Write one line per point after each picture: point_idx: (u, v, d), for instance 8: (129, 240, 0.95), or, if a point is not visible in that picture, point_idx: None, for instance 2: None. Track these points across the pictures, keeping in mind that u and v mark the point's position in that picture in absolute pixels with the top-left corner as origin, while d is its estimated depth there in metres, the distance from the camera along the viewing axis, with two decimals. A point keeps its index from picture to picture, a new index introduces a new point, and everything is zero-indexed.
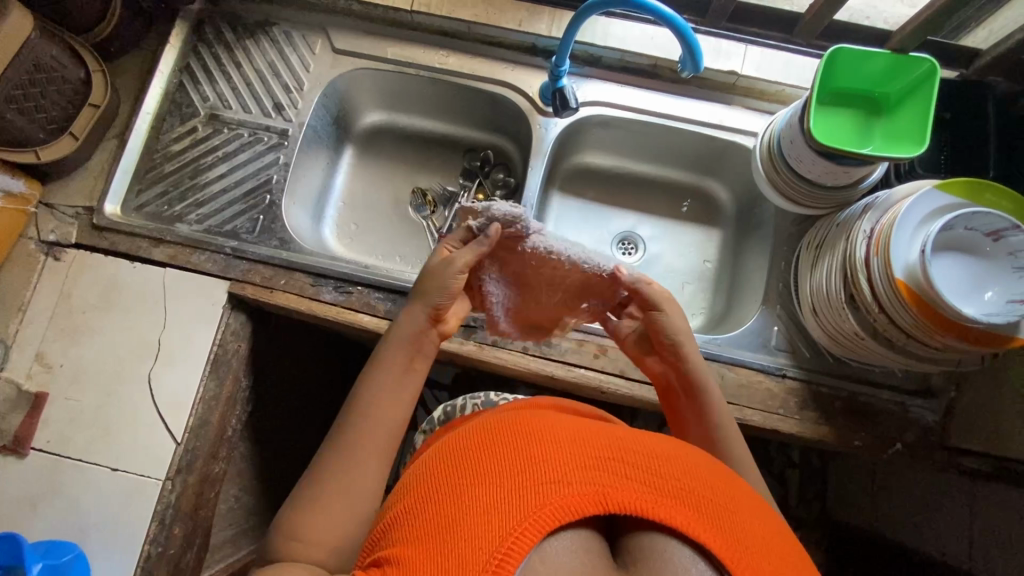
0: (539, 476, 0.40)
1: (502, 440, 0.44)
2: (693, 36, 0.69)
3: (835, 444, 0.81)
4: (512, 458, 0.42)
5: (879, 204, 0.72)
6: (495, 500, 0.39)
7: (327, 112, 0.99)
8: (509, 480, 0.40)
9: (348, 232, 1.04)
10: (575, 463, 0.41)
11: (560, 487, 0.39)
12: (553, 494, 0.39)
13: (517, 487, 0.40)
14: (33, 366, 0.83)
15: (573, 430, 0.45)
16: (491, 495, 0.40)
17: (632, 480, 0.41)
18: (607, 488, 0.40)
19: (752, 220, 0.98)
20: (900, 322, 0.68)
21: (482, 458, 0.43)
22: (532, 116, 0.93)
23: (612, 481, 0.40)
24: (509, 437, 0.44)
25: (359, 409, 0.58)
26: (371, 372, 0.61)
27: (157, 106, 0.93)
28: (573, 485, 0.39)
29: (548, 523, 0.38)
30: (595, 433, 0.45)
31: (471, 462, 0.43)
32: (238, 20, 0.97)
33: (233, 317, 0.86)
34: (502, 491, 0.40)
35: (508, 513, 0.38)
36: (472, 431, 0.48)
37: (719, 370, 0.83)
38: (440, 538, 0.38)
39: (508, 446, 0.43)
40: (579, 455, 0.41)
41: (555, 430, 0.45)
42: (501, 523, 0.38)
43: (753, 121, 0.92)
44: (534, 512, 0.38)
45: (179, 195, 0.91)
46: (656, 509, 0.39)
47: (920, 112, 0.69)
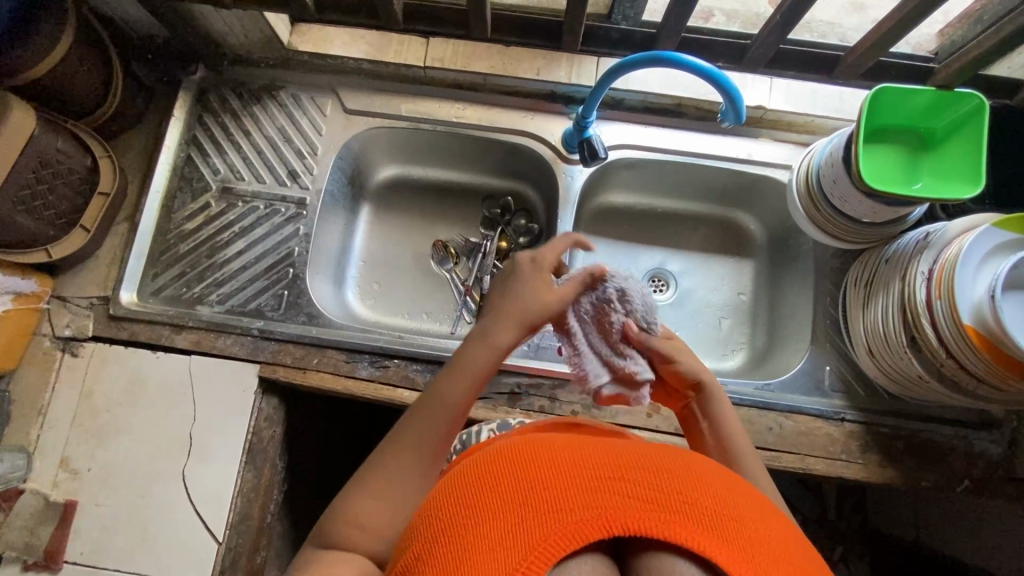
0: (540, 501, 0.35)
1: (493, 465, 0.39)
2: (734, 87, 0.65)
3: (902, 486, 0.79)
4: (504, 490, 0.37)
5: (934, 242, 0.70)
6: (491, 533, 0.34)
7: (342, 174, 0.95)
8: (502, 512, 0.35)
9: (371, 292, 1.00)
10: (575, 486, 0.35)
11: (561, 514, 0.34)
12: (554, 522, 0.34)
13: (516, 518, 0.34)
14: (58, 472, 0.79)
15: (566, 449, 0.40)
16: (487, 529, 0.34)
17: (635, 498, 0.35)
18: (612, 509, 0.34)
19: (787, 251, 0.96)
20: (972, 368, 0.66)
21: (472, 488, 0.38)
22: (556, 164, 0.90)
23: (613, 499, 0.35)
24: (500, 466, 0.39)
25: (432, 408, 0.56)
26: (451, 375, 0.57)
27: (166, 183, 0.89)
28: (575, 509, 0.34)
29: (553, 553, 0.33)
30: (588, 452, 0.40)
31: (460, 496, 0.38)
32: (242, 86, 0.93)
33: (265, 402, 0.82)
34: (496, 526, 0.34)
35: (505, 549, 0.33)
36: (464, 465, 0.43)
37: (777, 418, 0.80)
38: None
39: (497, 476, 0.38)
40: (578, 476, 0.36)
41: (548, 454, 0.39)
42: (498, 559, 0.32)
43: (785, 154, 0.89)
44: (536, 544, 0.33)
45: (197, 275, 0.87)
46: (665, 527, 0.34)
47: (972, 148, 0.66)
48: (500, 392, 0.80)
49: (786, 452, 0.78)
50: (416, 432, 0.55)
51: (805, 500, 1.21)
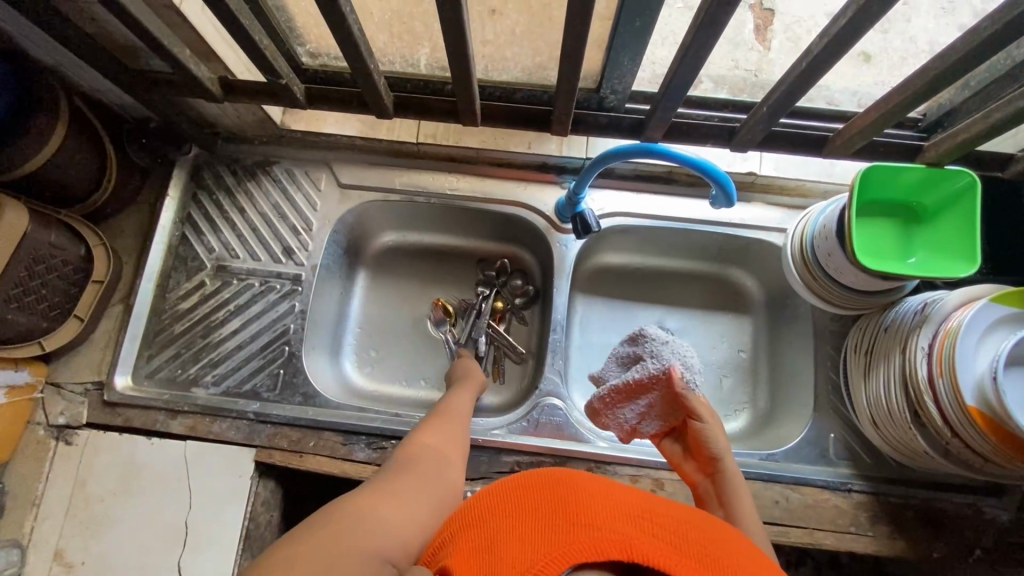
0: (574, 518, 0.42)
1: (540, 486, 0.47)
2: (723, 174, 0.65)
3: (914, 557, 0.77)
4: (547, 502, 0.44)
5: (933, 317, 0.69)
6: (526, 535, 0.41)
7: (337, 245, 0.95)
8: (540, 519, 0.43)
9: (368, 360, 1.00)
10: (606, 514, 0.42)
11: (589, 529, 0.40)
12: (582, 535, 0.40)
13: (552, 525, 0.41)
14: (52, 566, 0.77)
15: (606, 484, 0.47)
16: (524, 529, 0.42)
17: (658, 540, 0.41)
18: (633, 540, 0.40)
19: (786, 310, 0.95)
20: (978, 448, 0.65)
21: (520, 498, 0.46)
22: (550, 234, 0.90)
23: (638, 535, 0.41)
24: (548, 485, 0.46)
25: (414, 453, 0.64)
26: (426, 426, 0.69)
27: (161, 263, 0.90)
28: (602, 529, 0.40)
29: (572, 558, 0.39)
30: (625, 492, 0.46)
31: (507, 504, 0.46)
32: (236, 163, 0.94)
33: (262, 486, 0.81)
34: (533, 530, 0.42)
35: (534, 548, 0.40)
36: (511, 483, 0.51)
37: (782, 491, 0.78)
38: (484, 552, 0.41)
39: (542, 494, 0.45)
40: (613, 508, 0.43)
41: (588, 485, 0.46)
42: (526, 556, 0.39)
43: (777, 218, 0.89)
44: (563, 545, 0.39)
45: (192, 356, 0.86)
46: (676, 566, 0.39)
47: (966, 224, 0.66)
48: (500, 471, 0.79)
49: (793, 526, 0.77)
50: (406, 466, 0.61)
51: None
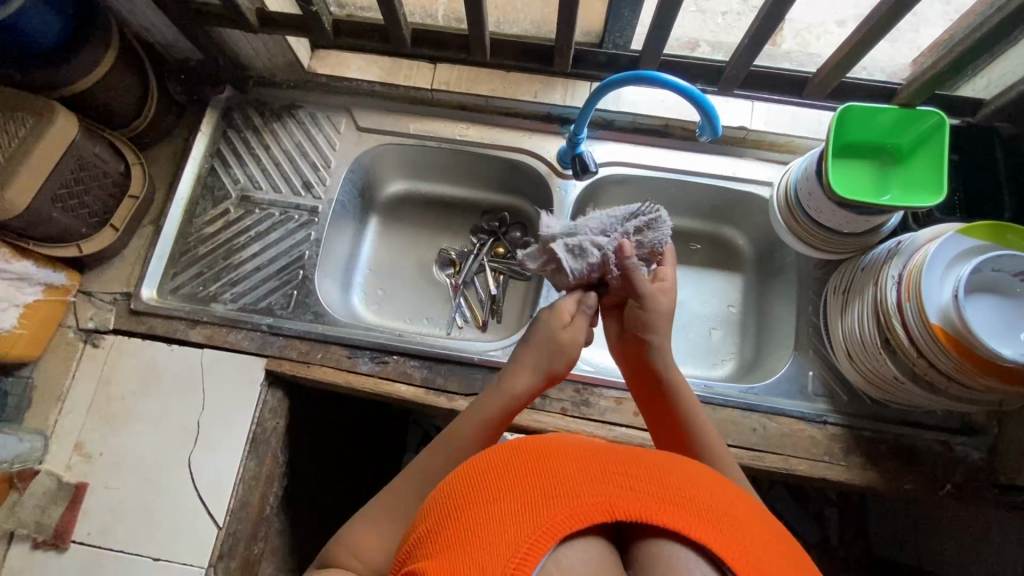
0: (547, 488, 0.38)
1: (505, 457, 0.41)
2: (710, 105, 0.72)
3: (885, 489, 0.80)
4: (521, 472, 0.40)
5: (904, 249, 0.74)
6: (504, 514, 0.37)
7: (352, 186, 1.02)
8: (517, 492, 0.38)
9: (375, 298, 1.05)
10: (584, 475, 0.39)
11: (569, 497, 0.38)
12: (560, 504, 0.37)
13: (529, 501, 0.38)
14: (72, 456, 0.83)
15: (576, 442, 0.43)
16: (501, 509, 0.38)
17: (640, 491, 0.39)
18: (616, 499, 0.38)
19: (773, 264, 0.99)
20: (942, 366, 0.69)
21: (483, 469, 0.41)
22: (551, 179, 0.96)
23: (617, 490, 0.39)
24: (510, 452, 0.41)
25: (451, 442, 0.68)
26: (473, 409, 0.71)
27: (190, 191, 0.97)
28: (582, 495, 0.38)
29: (559, 531, 0.36)
30: (594, 448, 0.43)
31: (476, 480, 0.41)
32: (264, 105, 1.01)
33: (270, 395, 0.86)
34: (509, 505, 0.38)
35: (517, 525, 0.37)
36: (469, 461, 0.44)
37: (760, 420, 0.83)
38: (455, 556, 0.36)
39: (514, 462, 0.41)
40: (586, 466, 0.40)
41: (564, 448, 0.42)
42: (509, 535, 0.36)
43: (766, 172, 0.95)
44: (542, 522, 0.37)
45: (213, 275, 0.93)
46: (659, 515, 0.38)
47: (934, 161, 0.72)
48: None
49: (770, 452, 0.81)
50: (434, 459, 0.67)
51: (803, 522, 1.22)
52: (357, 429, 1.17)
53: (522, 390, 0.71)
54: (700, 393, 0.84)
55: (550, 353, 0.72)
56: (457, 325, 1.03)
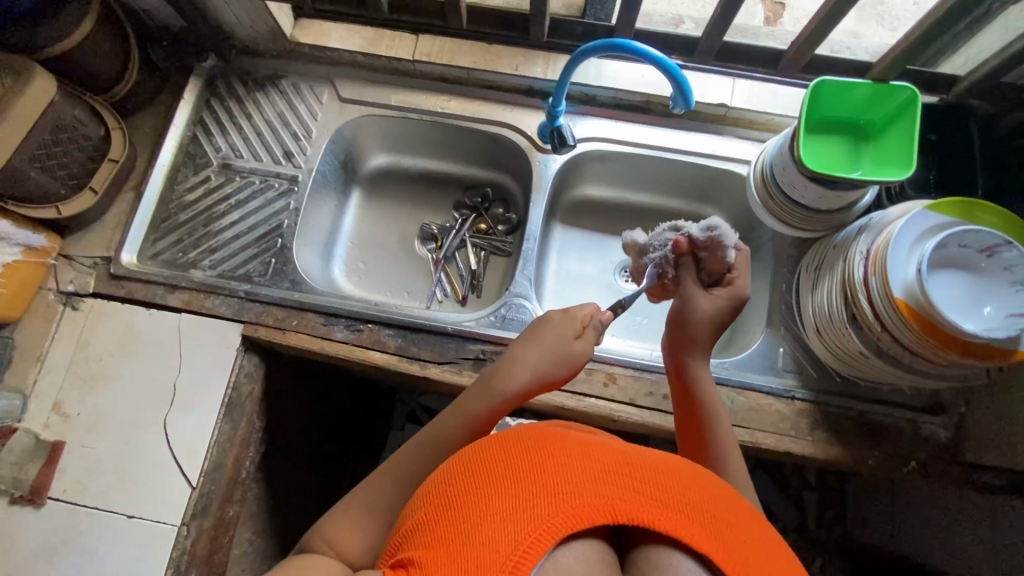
0: (550, 486, 0.39)
1: (512, 454, 0.42)
2: (683, 76, 0.72)
3: (849, 464, 0.81)
4: (526, 469, 0.41)
5: (873, 225, 0.74)
6: (505, 510, 0.38)
7: (334, 157, 1.02)
8: (520, 488, 0.39)
9: (356, 270, 1.06)
10: (587, 474, 0.40)
11: (572, 497, 0.39)
12: (564, 503, 0.38)
13: (531, 497, 0.39)
14: (50, 415, 0.84)
15: (582, 441, 0.44)
16: (503, 504, 0.39)
17: (641, 494, 0.40)
18: (617, 501, 0.39)
19: (751, 244, 1.00)
20: (904, 340, 0.69)
21: (491, 464, 0.42)
22: (531, 153, 0.97)
23: (619, 492, 0.39)
24: (519, 450, 0.42)
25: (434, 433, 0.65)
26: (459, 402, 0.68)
27: (172, 158, 0.97)
28: (585, 495, 0.39)
29: (559, 531, 0.37)
30: (599, 447, 0.43)
31: (480, 472, 0.42)
32: (248, 75, 1.02)
33: (246, 360, 0.87)
34: (512, 501, 0.39)
35: (518, 521, 0.38)
36: (475, 452, 0.45)
37: (728, 394, 0.83)
38: (454, 548, 0.37)
39: (521, 458, 0.42)
40: (591, 465, 0.41)
41: (569, 446, 0.43)
42: (510, 531, 0.37)
43: (745, 150, 0.95)
44: (545, 520, 0.37)
45: (194, 242, 0.94)
46: (660, 521, 0.39)
47: (905, 136, 0.72)
48: (465, 358, 0.85)
49: (736, 425, 0.81)
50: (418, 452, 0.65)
51: (782, 506, 1.23)
52: (340, 403, 1.18)
53: (515, 387, 0.68)
54: None
55: (556, 360, 0.70)
56: (437, 300, 1.03)
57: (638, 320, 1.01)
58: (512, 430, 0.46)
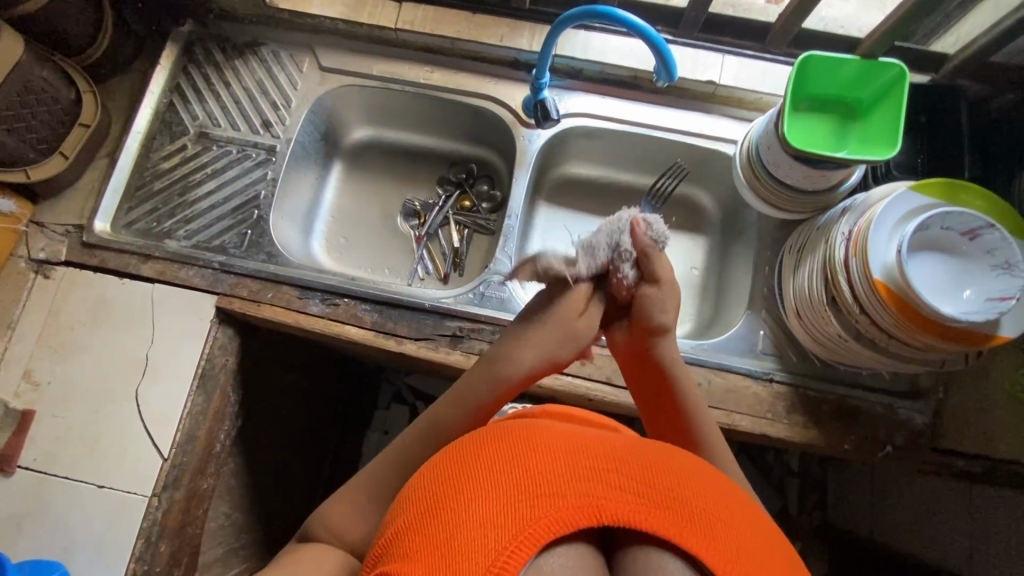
0: (537, 489, 0.41)
1: (497, 455, 0.44)
2: (667, 47, 0.70)
3: (825, 448, 0.81)
4: (513, 469, 0.42)
5: (856, 206, 0.72)
6: (489, 514, 0.40)
7: (315, 129, 1.00)
8: (507, 492, 0.41)
9: (337, 245, 1.04)
10: (570, 474, 0.41)
11: (558, 499, 0.40)
12: (549, 506, 0.40)
13: (517, 501, 0.40)
14: (20, 384, 0.83)
15: (564, 436, 0.45)
16: (488, 508, 0.40)
17: (625, 492, 0.41)
18: (601, 500, 0.41)
19: (737, 226, 0.98)
20: (882, 323, 0.69)
21: (474, 467, 0.44)
22: (515, 128, 0.94)
23: (603, 491, 0.41)
24: (502, 450, 0.44)
25: (431, 427, 0.65)
26: (455, 394, 0.67)
27: (148, 126, 0.95)
28: (569, 496, 0.40)
29: (542, 535, 0.39)
30: (584, 441, 0.45)
31: (467, 473, 0.43)
32: (226, 41, 0.99)
33: (220, 332, 0.86)
34: (497, 504, 0.40)
35: (502, 527, 0.39)
36: (462, 450, 0.46)
37: (706, 375, 0.83)
38: (437, 553, 0.39)
39: (507, 459, 0.43)
40: (575, 465, 0.42)
41: (554, 441, 0.44)
42: (494, 535, 0.39)
43: (732, 129, 0.93)
44: (531, 524, 0.39)
45: (168, 212, 0.92)
46: (645, 519, 0.40)
47: (891, 115, 0.70)
48: (442, 334, 0.85)
49: (713, 407, 0.81)
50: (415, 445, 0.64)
51: (763, 491, 1.23)
52: (321, 380, 1.17)
53: (518, 374, 0.67)
54: None
55: (562, 342, 0.67)
56: (418, 278, 1.01)
57: None
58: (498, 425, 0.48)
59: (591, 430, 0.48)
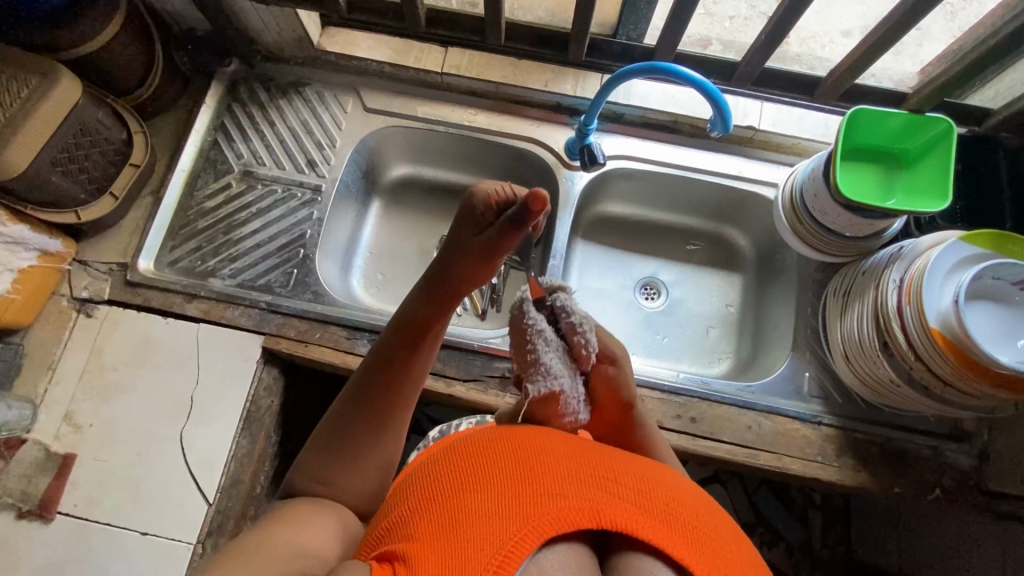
0: (539, 488, 0.44)
1: (497, 452, 0.47)
2: (722, 98, 0.73)
3: (875, 491, 0.81)
4: (514, 467, 0.45)
5: (905, 254, 0.74)
6: (491, 506, 0.43)
7: (357, 167, 1.01)
8: (507, 488, 0.44)
9: (375, 282, 1.03)
10: (571, 478, 0.44)
11: (557, 500, 0.43)
12: (550, 505, 0.43)
13: (516, 497, 0.43)
14: (61, 426, 0.81)
15: (567, 445, 0.49)
16: (490, 499, 0.44)
17: (622, 498, 0.44)
18: (600, 504, 0.43)
19: (774, 266, 1.00)
20: (938, 370, 0.70)
21: (478, 464, 0.47)
22: (559, 169, 0.96)
23: (603, 498, 0.44)
24: (509, 451, 0.47)
25: (385, 370, 0.60)
26: (397, 331, 0.61)
27: (192, 164, 0.95)
28: (570, 498, 0.43)
29: (544, 531, 0.42)
30: (583, 452, 0.48)
31: (470, 470, 0.47)
32: (272, 81, 1.01)
33: (266, 372, 0.85)
34: (498, 498, 0.43)
35: (505, 521, 0.42)
36: (462, 450, 0.50)
37: (755, 418, 0.83)
38: (436, 536, 0.42)
39: (508, 457, 0.46)
40: (577, 472, 0.45)
41: (553, 449, 0.48)
42: (496, 530, 0.42)
43: (772, 173, 0.95)
44: (530, 522, 0.42)
45: (213, 250, 0.92)
46: (642, 528, 0.43)
47: (939, 169, 0.73)
48: (491, 376, 0.84)
49: (764, 450, 0.82)
50: (368, 384, 0.60)
51: (787, 524, 1.21)
52: None
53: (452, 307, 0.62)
54: (697, 390, 0.84)
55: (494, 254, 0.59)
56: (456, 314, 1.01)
57: (659, 340, 1.01)
58: (498, 428, 0.52)
59: (586, 440, 0.52)
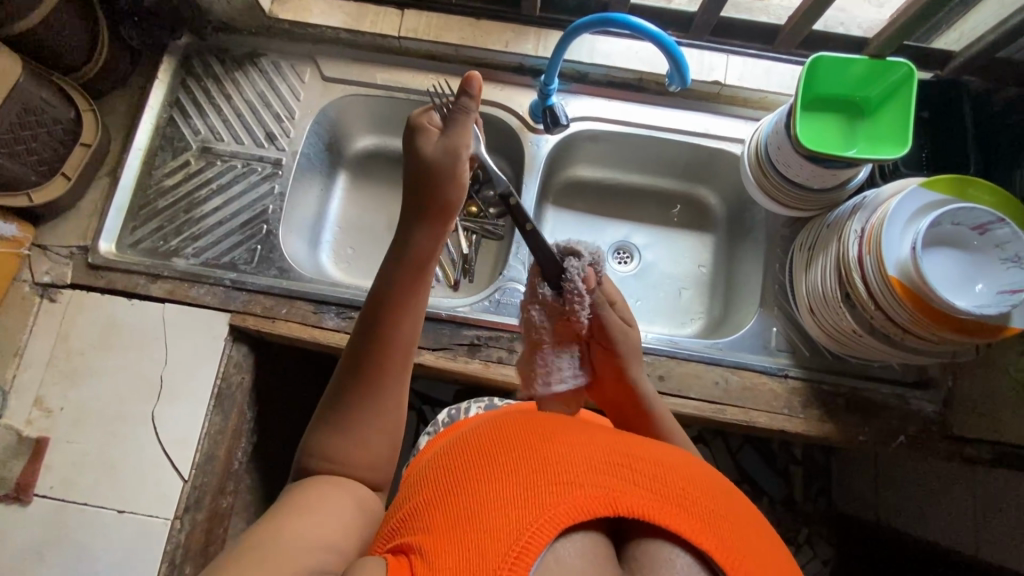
0: (554, 477, 0.42)
1: (512, 441, 0.46)
2: (679, 51, 0.71)
3: (841, 440, 0.82)
4: (529, 456, 0.44)
5: (867, 204, 0.73)
6: (508, 499, 0.41)
7: (319, 139, 0.99)
8: (524, 479, 0.42)
9: (345, 256, 1.02)
10: (587, 466, 0.43)
11: (574, 489, 0.41)
12: (567, 494, 0.41)
13: (531, 486, 0.42)
14: (32, 410, 0.81)
15: (584, 433, 0.48)
16: (507, 492, 0.42)
17: (638, 484, 0.43)
18: (617, 492, 0.42)
19: (744, 224, 0.99)
20: (898, 319, 0.70)
21: (492, 455, 0.45)
22: (524, 133, 0.94)
23: (619, 486, 0.42)
24: (526, 441, 0.46)
25: (377, 322, 0.60)
26: (384, 283, 0.63)
27: (148, 142, 0.93)
28: (586, 486, 0.42)
29: (562, 521, 0.40)
30: (599, 440, 0.47)
31: (482, 460, 0.45)
32: (225, 53, 0.98)
33: (235, 349, 0.85)
34: (516, 490, 0.42)
35: (523, 511, 0.40)
36: (476, 442, 0.48)
37: (723, 373, 0.84)
38: (451, 529, 0.41)
39: (522, 447, 0.45)
40: (592, 459, 0.43)
41: (569, 438, 0.46)
42: (512, 518, 0.40)
43: (738, 128, 0.94)
44: (547, 511, 0.40)
45: (174, 229, 0.91)
46: (659, 514, 0.41)
47: (900, 116, 0.72)
48: (459, 343, 0.85)
49: (732, 405, 0.83)
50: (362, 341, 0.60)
51: (769, 480, 1.23)
52: None
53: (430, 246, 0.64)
54: (665, 348, 0.85)
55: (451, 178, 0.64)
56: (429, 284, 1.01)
57: (631, 303, 1.00)
58: (511, 418, 0.50)
59: (603, 429, 0.50)
